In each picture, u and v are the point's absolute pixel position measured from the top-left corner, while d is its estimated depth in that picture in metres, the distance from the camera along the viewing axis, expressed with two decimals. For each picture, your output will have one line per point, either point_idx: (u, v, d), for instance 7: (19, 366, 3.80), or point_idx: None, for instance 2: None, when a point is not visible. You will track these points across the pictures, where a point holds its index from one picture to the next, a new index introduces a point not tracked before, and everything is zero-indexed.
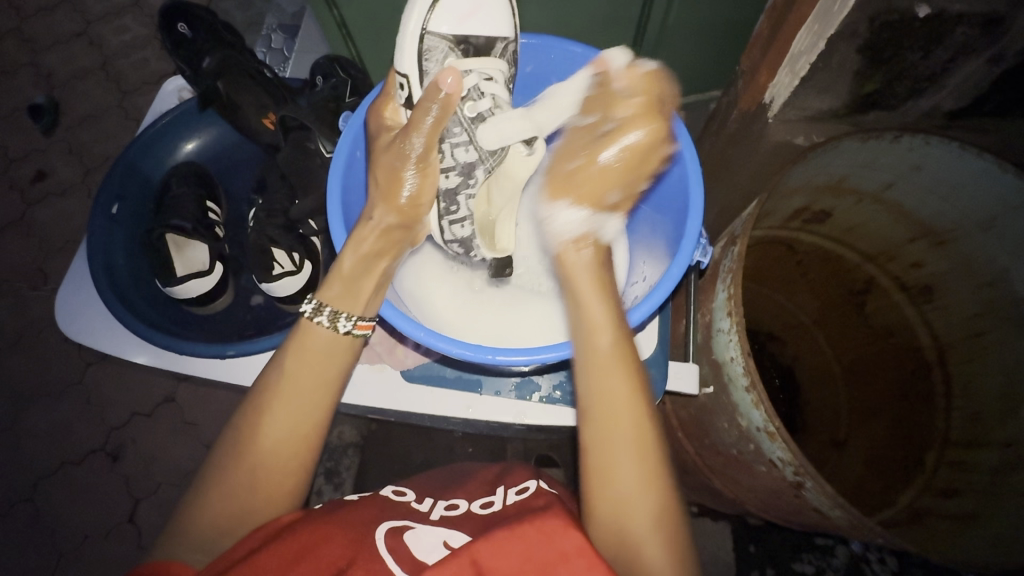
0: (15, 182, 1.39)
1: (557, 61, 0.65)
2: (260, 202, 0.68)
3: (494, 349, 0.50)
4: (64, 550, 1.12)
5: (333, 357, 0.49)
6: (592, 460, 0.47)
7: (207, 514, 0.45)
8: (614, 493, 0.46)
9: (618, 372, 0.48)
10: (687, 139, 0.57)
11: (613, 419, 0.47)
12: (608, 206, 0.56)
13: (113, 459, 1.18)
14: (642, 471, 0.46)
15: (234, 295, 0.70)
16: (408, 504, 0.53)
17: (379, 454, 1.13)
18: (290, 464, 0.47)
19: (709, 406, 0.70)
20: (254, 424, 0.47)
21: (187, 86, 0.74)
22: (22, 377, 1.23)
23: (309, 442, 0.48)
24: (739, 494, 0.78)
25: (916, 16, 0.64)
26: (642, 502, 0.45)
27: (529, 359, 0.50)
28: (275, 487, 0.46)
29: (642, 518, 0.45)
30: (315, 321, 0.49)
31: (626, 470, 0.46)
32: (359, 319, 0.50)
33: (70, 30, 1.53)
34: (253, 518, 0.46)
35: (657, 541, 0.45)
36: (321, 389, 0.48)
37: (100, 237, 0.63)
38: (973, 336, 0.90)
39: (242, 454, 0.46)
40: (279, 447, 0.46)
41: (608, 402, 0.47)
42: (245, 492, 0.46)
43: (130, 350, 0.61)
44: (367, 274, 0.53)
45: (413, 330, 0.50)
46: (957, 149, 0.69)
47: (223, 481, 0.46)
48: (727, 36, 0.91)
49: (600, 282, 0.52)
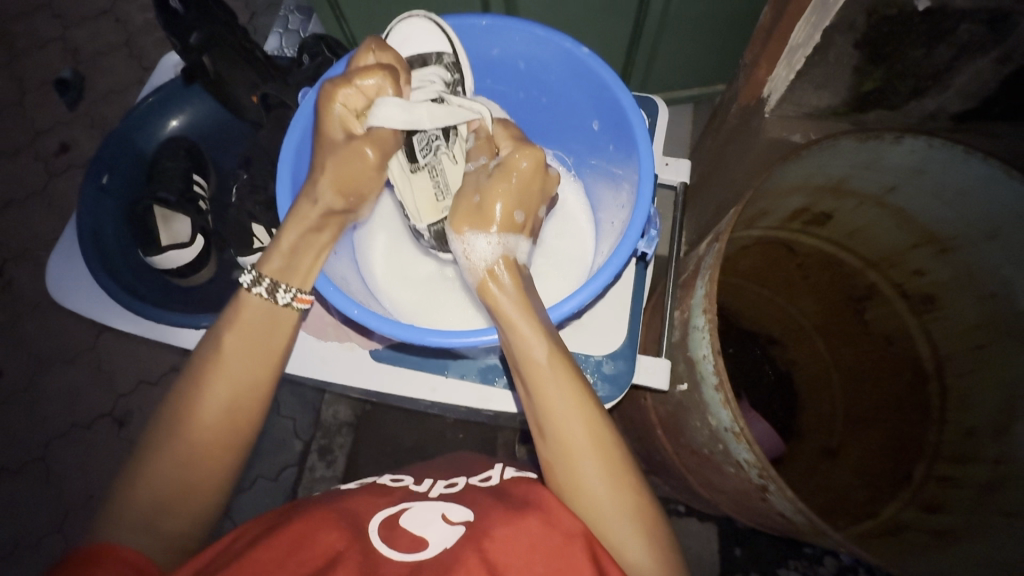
0: (40, 154, 1.44)
1: (521, 43, 0.60)
2: (245, 178, 0.68)
3: (423, 330, 0.48)
4: (71, 508, 1.17)
5: (275, 332, 0.49)
6: (561, 477, 0.47)
7: (143, 500, 0.43)
8: (582, 498, 0.46)
9: (562, 384, 0.46)
10: (645, 134, 0.53)
11: (565, 435, 0.46)
12: (516, 226, 0.52)
13: (119, 424, 1.22)
14: (604, 471, 0.46)
15: (216, 268, 0.73)
16: (406, 488, 0.54)
17: (370, 436, 1.15)
18: (226, 439, 0.46)
19: (683, 405, 0.69)
20: (192, 399, 0.46)
21: (182, 62, 0.75)
22: (38, 341, 1.28)
23: (247, 416, 0.47)
24: (716, 496, 0.77)
25: (916, 9, 0.62)
26: (616, 510, 0.45)
27: (458, 343, 0.48)
28: (214, 461, 0.46)
29: (611, 514, 0.45)
30: (253, 293, 0.49)
31: (589, 471, 0.46)
32: (298, 292, 0.50)
33: (98, 7, 1.57)
34: (189, 496, 0.44)
35: (632, 536, 0.45)
36: (259, 362, 0.48)
37: (89, 206, 0.64)
38: (975, 347, 0.86)
39: (177, 427, 0.45)
40: (217, 424, 0.46)
41: (559, 421, 0.46)
42: (177, 469, 0.44)
43: (113, 318, 0.63)
44: (311, 243, 0.52)
45: (347, 306, 0.49)
46: (962, 153, 0.66)
47: (158, 458, 0.44)
48: (732, 26, 0.88)
49: (520, 297, 0.50)
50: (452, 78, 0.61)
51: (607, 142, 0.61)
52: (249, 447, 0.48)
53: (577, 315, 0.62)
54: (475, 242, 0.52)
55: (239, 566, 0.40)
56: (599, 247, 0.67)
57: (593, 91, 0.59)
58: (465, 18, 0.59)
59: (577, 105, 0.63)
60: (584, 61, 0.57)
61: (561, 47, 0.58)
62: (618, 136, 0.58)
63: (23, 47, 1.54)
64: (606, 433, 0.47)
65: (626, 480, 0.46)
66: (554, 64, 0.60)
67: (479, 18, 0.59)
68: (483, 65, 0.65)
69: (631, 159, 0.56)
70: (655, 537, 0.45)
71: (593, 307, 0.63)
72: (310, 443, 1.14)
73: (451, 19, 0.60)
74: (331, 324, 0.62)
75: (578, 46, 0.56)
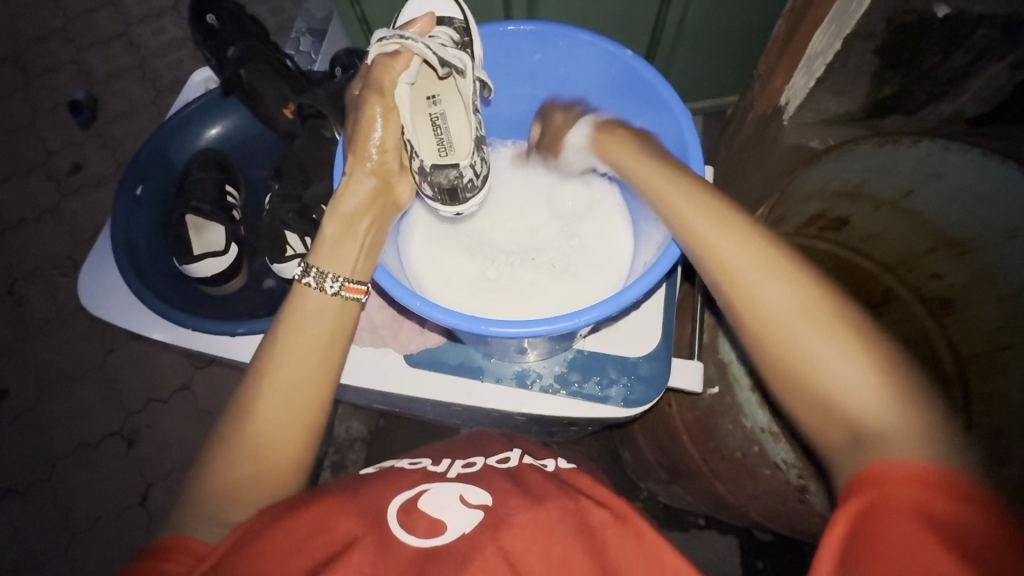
0: (52, 174, 1.45)
1: (565, 48, 0.63)
2: (276, 187, 0.69)
3: (485, 321, 0.46)
4: (78, 528, 1.15)
5: (333, 323, 0.49)
6: (756, 339, 0.43)
7: (213, 487, 0.42)
8: (786, 350, 0.41)
9: (730, 237, 0.45)
10: (689, 128, 0.54)
11: (748, 287, 0.43)
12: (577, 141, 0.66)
13: (128, 443, 1.21)
14: (815, 322, 0.40)
15: (248, 277, 0.72)
16: (423, 469, 0.51)
17: (385, 450, 1.13)
18: (290, 432, 0.45)
19: (713, 408, 0.68)
20: (253, 390, 0.46)
21: (214, 77, 0.77)
22: (48, 360, 1.28)
23: (309, 407, 0.46)
24: (748, 501, 0.74)
25: (936, 15, 0.66)
26: (840, 361, 0.39)
27: (521, 333, 0.45)
28: (277, 449, 0.45)
29: (829, 367, 0.39)
30: (303, 283, 0.49)
31: (791, 326, 0.41)
32: (347, 281, 0.50)
33: (111, 31, 1.60)
34: (253, 491, 0.43)
35: (859, 383, 0.38)
36: (317, 352, 0.47)
37: (123, 216, 0.65)
38: (997, 349, 0.86)
39: (240, 419, 0.45)
40: (278, 416, 0.45)
41: (736, 275, 0.44)
42: (244, 459, 0.44)
43: (147, 327, 0.63)
44: (350, 233, 0.52)
45: (409, 299, 0.47)
46: (979, 156, 0.67)
47: (222, 455, 0.44)
48: (745, 39, 0.91)
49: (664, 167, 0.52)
50: (461, 39, 0.61)
51: None
52: (314, 440, 0.47)
53: (616, 316, 0.62)
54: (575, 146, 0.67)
55: (257, 549, 0.37)
56: (635, 253, 0.67)
57: (637, 92, 0.61)
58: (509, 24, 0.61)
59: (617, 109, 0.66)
60: (628, 63, 0.59)
61: (606, 50, 0.60)
62: (659, 135, 0.60)
63: (38, 71, 1.57)
64: (808, 278, 0.42)
65: (850, 329, 0.40)
66: (599, 68, 0.63)
67: (511, 24, 0.61)
68: (527, 72, 0.68)
69: (675, 155, 0.57)
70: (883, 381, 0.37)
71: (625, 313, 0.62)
72: (323, 459, 1.12)
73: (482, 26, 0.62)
74: (365, 328, 0.61)
75: (622, 49, 0.59)
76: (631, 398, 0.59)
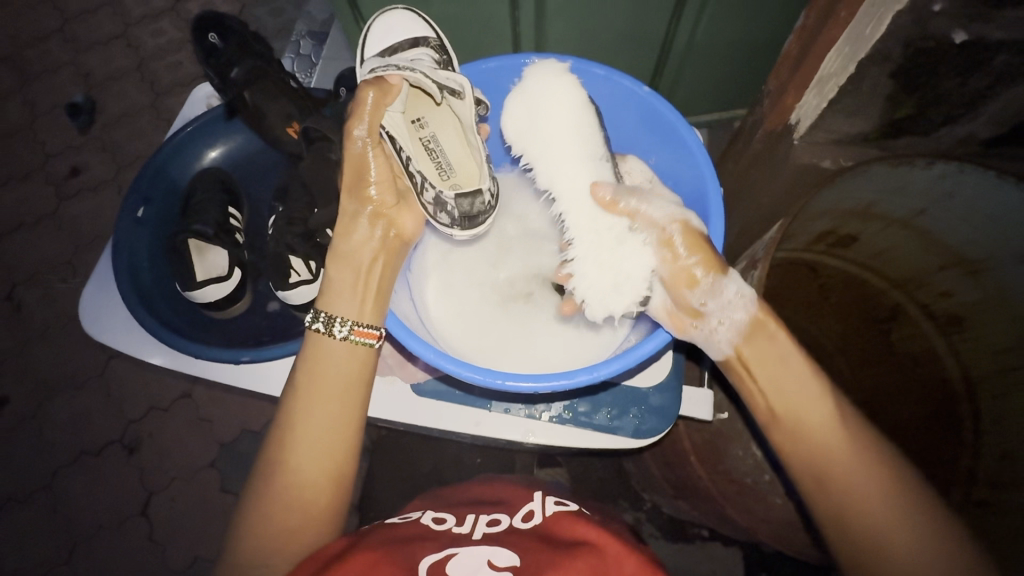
0: (51, 178, 1.43)
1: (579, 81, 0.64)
2: (281, 210, 0.68)
3: (502, 373, 0.47)
4: (79, 538, 1.15)
5: (350, 367, 0.50)
6: (803, 473, 0.50)
7: (256, 540, 0.46)
8: (828, 487, 0.49)
9: (801, 387, 0.51)
10: (709, 167, 0.57)
11: (804, 424, 0.50)
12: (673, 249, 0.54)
13: (129, 451, 1.20)
14: (859, 464, 0.48)
15: (251, 300, 0.71)
16: (450, 531, 0.49)
17: (388, 462, 1.12)
18: (322, 481, 0.47)
19: (723, 433, 0.68)
20: (283, 443, 0.48)
21: (216, 94, 0.75)
22: (46, 366, 1.26)
23: (340, 456, 0.48)
24: (754, 523, 0.73)
25: (953, 42, 0.64)
26: (871, 495, 0.47)
27: (539, 385, 0.46)
28: (312, 506, 0.47)
29: (863, 505, 0.47)
30: (314, 329, 0.51)
31: (845, 470, 0.48)
32: (356, 325, 0.50)
33: (111, 32, 1.59)
34: (296, 540, 0.46)
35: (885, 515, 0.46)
36: (336, 396, 0.49)
37: (125, 239, 0.64)
38: (1005, 370, 0.84)
39: (273, 474, 0.47)
40: (312, 467, 0.47)
41: (802, 417, 0.50)
42: (279, 513, 0.46)
43: (146, 351, 0.62)
44: (353, 278, 0.52)
45: (422, 349, 0.48)
46: (992, 179, 0.66)
47: (260, 508, 0.47)
48: (754, 55, 0.90)
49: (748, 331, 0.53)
50: (440, 56, 0.66)
51: (665, 179, 0.65)
52: (346, 485, 0.49)
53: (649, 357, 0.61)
54: (709, 321, 0.54)
55: None
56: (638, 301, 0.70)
57: (653, 127, 0.63)
58: (526, 57, 0.62)
59: (636, 142, 0.67)
60: (645, 99, 0.61)
61: (620, 84, 0.62)
62: (678, 172, 0.62)
63: (36, 72, 1.55)
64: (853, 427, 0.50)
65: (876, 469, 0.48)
66: (611, 102, 0.65)
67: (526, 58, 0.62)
68: None
69: (696, 192, 0.59)
70: (909, 502, 0.47)
71: (654, 359, 0.61)
72: None
73: (493, 60, 0.62)
74: None
75: (638, 84, 0.60)
76: (641, 429, 0.59)
